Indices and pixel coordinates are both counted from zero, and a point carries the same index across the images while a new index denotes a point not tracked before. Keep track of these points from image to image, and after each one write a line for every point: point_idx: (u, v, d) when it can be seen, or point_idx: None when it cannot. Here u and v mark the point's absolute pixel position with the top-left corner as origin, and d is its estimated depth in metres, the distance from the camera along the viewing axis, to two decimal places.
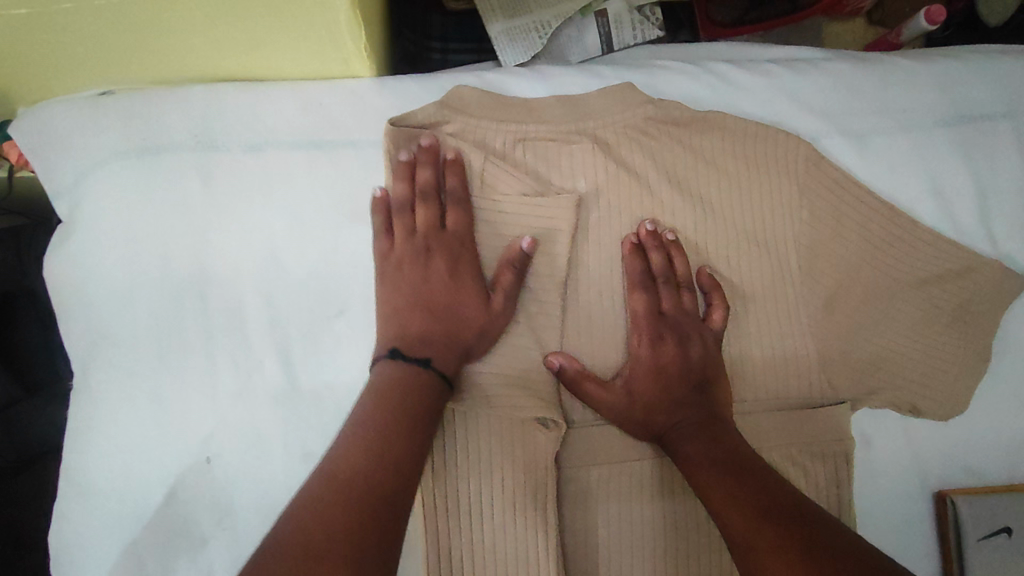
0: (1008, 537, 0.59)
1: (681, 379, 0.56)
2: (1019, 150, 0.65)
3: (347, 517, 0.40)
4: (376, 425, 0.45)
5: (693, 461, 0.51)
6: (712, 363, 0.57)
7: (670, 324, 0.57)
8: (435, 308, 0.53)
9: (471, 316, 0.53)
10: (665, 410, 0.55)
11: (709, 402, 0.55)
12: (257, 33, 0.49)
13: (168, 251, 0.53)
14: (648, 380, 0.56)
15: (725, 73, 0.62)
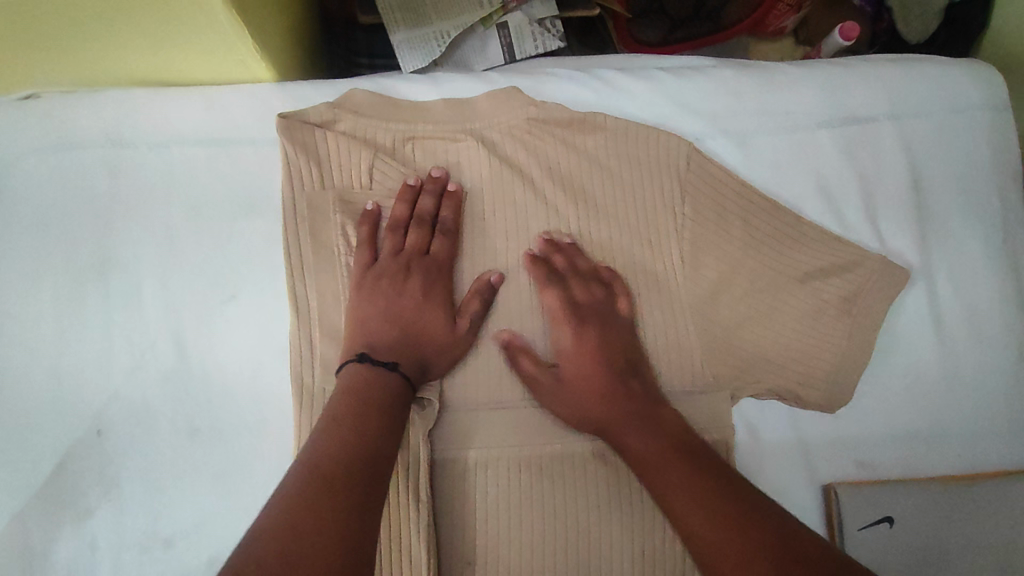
0: (889, 527, 0.60)
1: (610, 371, 0.58)
2: (903, 150, 0.67)
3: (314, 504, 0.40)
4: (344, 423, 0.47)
5: (643, 458, 0.53)
6: (632, 355, 0.59)
7: (589, 319, 0.59)
8: (380, 292, 0.57)
9: (406, 293, 0.57)
10: (595, 401, 0.57)
11: (640, 395, 0.57)
12: (154, 40, 0.53)
13: (73, 238, 0.58)
14: (569, 372, 0.58)
15: (611, 78, 0.65)
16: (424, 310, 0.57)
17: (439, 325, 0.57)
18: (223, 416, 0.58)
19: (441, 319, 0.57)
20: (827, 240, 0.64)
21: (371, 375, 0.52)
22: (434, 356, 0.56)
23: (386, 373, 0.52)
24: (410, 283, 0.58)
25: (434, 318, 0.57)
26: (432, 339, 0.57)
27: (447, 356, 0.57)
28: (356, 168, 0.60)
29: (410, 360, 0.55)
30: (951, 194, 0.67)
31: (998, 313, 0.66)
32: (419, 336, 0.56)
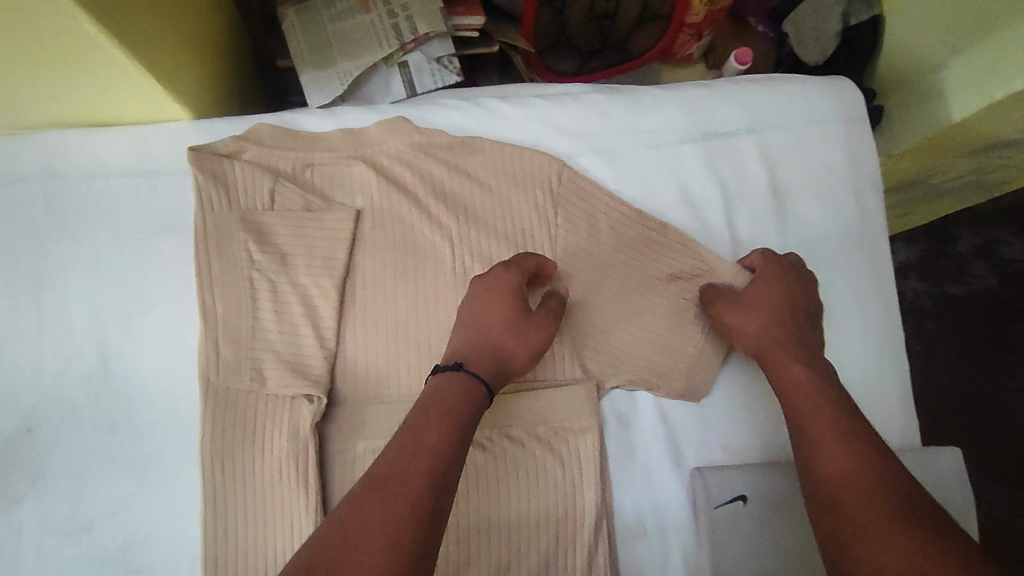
0: (744, 504, 0.65)
1: (780, 314, 0.67)
2: (761, 162, 0.74)
3: (378, 519, 0.45)
4: (420, 429, 0.52)
5: (796, 393, 0.62)
6: (794, 303, 0.68)
7: (766, 275, 0.69)
8: (481, 323, 0.63)
9: (488, 309, 0.64)
10: (762, 338, 0.66)
11: (804, 333, 0.66)
12: (76, 87, 0.62)
13: (11, 258, 0.66)
14: (752, 316, 0.67)
15: (491, 106, 0.73)
16: (516, 322, 0.64)
17: (531, 332, 0.64)
18: (138, 414, 0.65)
19: (529, 322, 0.64)
20: (692, 245, 0.71)
21: (459, 381, 0.58)
22: (518, 355, 0.63)
23: (470, 380, 0.58)
24: (491, 301, 0.64)
25: (517, 327, 0.63)
26: (523, 344, 0.63)
27: (532, 356, 0.64)
28: (260, 192, 0.68)
29: (485, 364, 0.61)
30: (808, 202, 0.74)
31: (851, 309, 0.73)
32: (501, 342, 0.63)
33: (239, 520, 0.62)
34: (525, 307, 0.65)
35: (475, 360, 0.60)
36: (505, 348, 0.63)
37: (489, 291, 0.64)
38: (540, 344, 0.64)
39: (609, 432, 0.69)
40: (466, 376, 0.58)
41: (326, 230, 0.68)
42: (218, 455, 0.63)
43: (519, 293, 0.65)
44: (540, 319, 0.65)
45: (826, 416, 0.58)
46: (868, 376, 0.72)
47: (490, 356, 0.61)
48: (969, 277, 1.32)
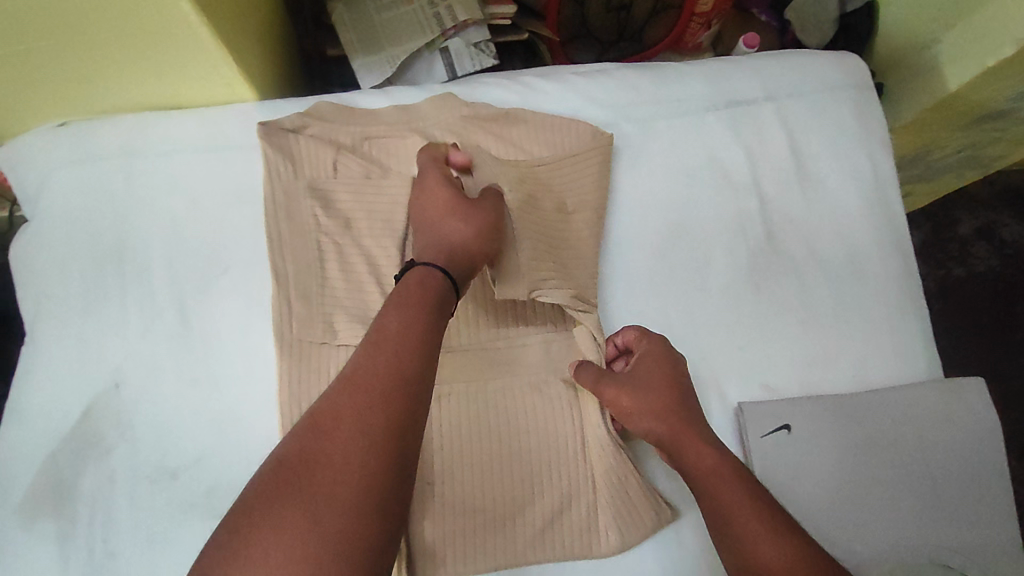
0: (788, 433, 0.70)
1: (675, 397, 0.66)
2: (781, 126, 0.80)
3: (355, 415, 0.46)
4: (394, 325, 0.52)
5: (709, 478, 0.61)
6: (682, 380, 0.68)
7: (650, 356, 0.68)
8: (432, 213, 0.67)
9: (433, 195, 0.68)
10: (666, 427, 0.64)
11: (689, 414, 0.65)
12: (158, 66, 0.69)
13: (98, 230, 0.72)
14: (644, 398, 0.66)
15: (531, 82, 0.80)
16: (459, 207, 0.66)
17: (474, 212, 0.66)
18: (217, 368, 0.69)
19: (472, 207, 0.67)
20: (716, 204, 0.78)
21: (422, 276, 0.59)
22: (472, 237, 0.64)
23: (430, 269, 0.60)
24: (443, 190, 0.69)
25: (459, 210, 0.66)
26: (473, 223, 0.65)
27: (485, 234, 0.65)
28: (324, 163, 0.74)
29: (447, 256, 0.62)
30: (825, 159, 0.80)
31: (873, 257, 0.78)
32: (452, 229, 0.65)
33: None
34: (465, 196, 0.68)
35: (434, 253, 0.62)
36: (456, 235, 0.64)
37: (440, 185, 0.69)
38: (491, 222, 0.66)
39: None
40: (428, 270, 0.60)
41: (386, 194, 0.73)
42: (297, 403, 0.68)
43: (454, 187, 0.69)
44: (481, 200, 0.68)
45: (736, 492, 0.59)
46: (894, 318, 0.77)
47: (444, 248, 0.63)
48: (970, 260, 1.43)
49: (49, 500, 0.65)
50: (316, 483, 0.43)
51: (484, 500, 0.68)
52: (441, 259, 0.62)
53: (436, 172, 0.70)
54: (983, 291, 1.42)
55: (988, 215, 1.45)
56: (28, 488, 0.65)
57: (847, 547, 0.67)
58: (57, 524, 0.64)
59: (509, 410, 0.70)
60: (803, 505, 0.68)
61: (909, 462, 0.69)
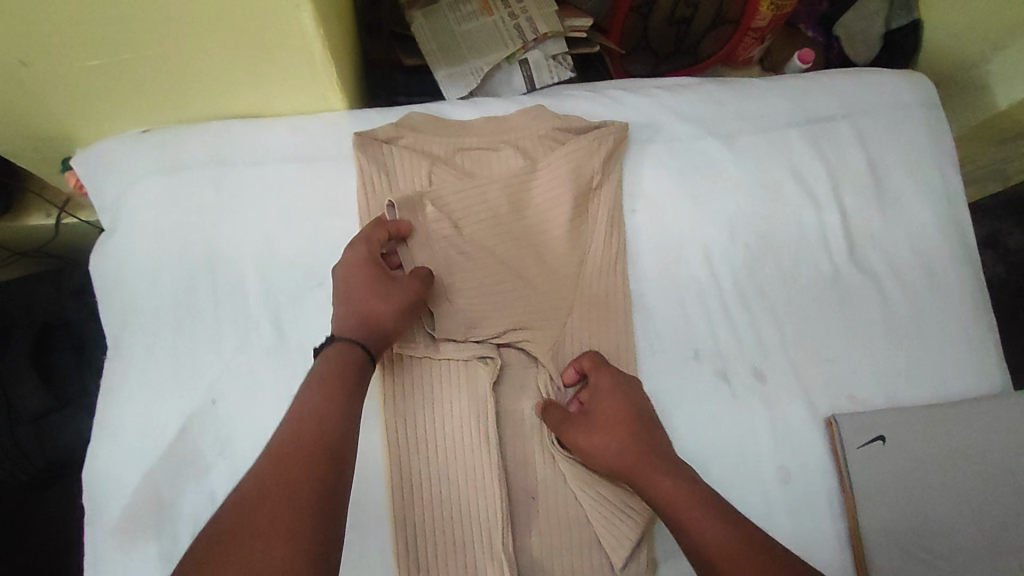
0: (882, 444, 0.71)
1: (631, 428, 0.65)
2: (858, 141, 0.82)
3: (276, 488, 0.49)
4: (315, 401, 0.56)
5: (673, 503, 0.61)
6: (640, 410, 0.66)
7: (602, 389, 0.67)
8: (350, 289, 0.64)
9: (352, 275, 0.65)
10: (623, 458, 0.64)
11: (646, 443, 0.65)
12: (256, 73, 0.67)
13: (187, 242, 0.70)
14: (602, 437, 0.65)
15: (617, 96, 0.81)
16: (377, 289, 0.64)
17: (393, 293, 0.63)
18: None
19: (390, 287, 0.64)
20: (800, 218, 0.79)
21: (334, 355, 0.60)
22: (390, 317, 0.63)
23: (340, 346, 0.61)
24: (367, 266, 0.65)
25: (376, 291, 0.63)
26: (390, 307, 0.63)
27: (404, 313, 0.64)
28: (419, 174, 0.73)
29: (361, 329, 0.62)
30: (901, 175, 0.82)
31: (950, 271, 0.80)
32: (367, 307, 0.63)
33: (423, 480, 0.66)
34: (384, 274, 0.65)
35: (344, 329, 0.62)
36: (372, 311, 0.63)
37: (360, 261, 0.65)
38: (410, 301, 0.64)
39: (745, 386, 0.73)
40: (340, 348, 0.61)
41: (484, 205, 0.73)
42: (400, 420, 0.66)
43: (376, 263, 0.65)
44: (402, 279, 0.65)
45: (704, 515, 0.60)
46: (976, 329, 0.78)
47: (360, 326, 0.62)
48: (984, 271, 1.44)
49: (148, 521, 0.63)
50: (243, 549, 0.46)
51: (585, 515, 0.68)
52: (353, 336, 0.62)
53: (361, 251, 0.66)
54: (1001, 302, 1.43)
55: (992, 224, 1.45)
56: (124, 509, 0.63)
57: (943, 553, 0.68)
58: (158, 545, 0.63)
59: None
60: (898, 514, 0.69)
61: (996, 487, 0.69)
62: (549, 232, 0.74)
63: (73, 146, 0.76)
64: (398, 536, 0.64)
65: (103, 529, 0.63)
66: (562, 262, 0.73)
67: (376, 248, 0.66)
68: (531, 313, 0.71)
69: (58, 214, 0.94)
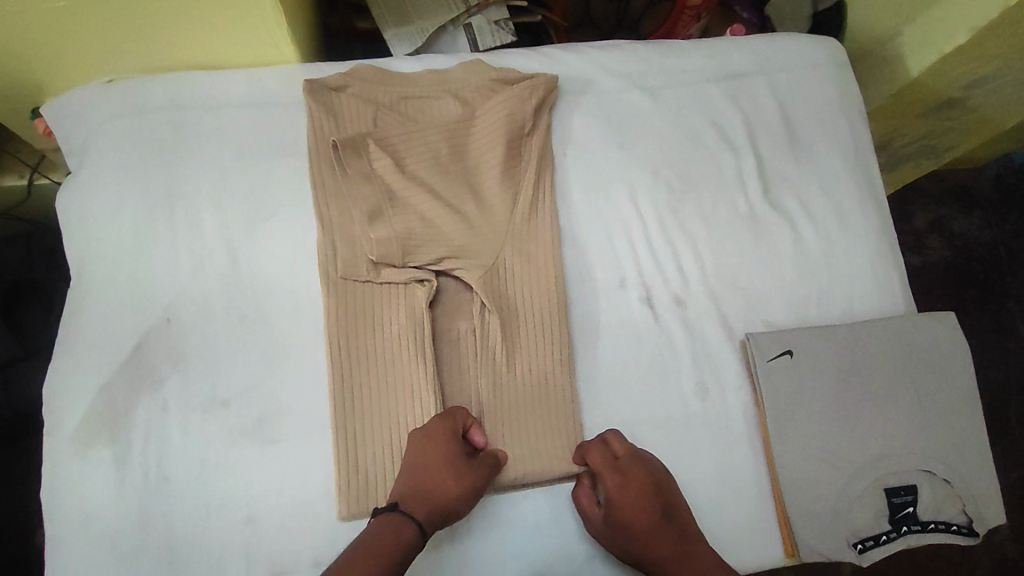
0: (791, 358, 0.77)
1: (650, 524, 0.67)
2: (773, 96, 0.90)
3: None
4: (377, 547, 0.59)
5: None
6: (664, 496, 0.69)
7: (623, 486, 0.69)
8: (430, 464, 0.66)
9: (435, 423, 0.68)
10: (651, 552, 0.67)
11: (667, 536, 0.67)
12: (213, 23, 0.73)
13: (147, 178, 0.75)
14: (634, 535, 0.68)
15: (551, 53, 0.88)
16: (453, 465, 0.66)
17: (467, 478, 0.67)
18: (266, 308, 0.73)
19: (466, 468, 0.67)
20: (719, 164, 0.86)
21: (393, 522, 0.62)
22: (453, 494, 0.66)
23: (399, 515, 0.63)
24: (456, 441, 0.68)
25: (453, 468, 0.66)
26: (456, 488, 0.66)
27: (467, 495, 0.67)
28: (364, 119, 0.79)
29: (424, 507, 0.64)
30: (812, 126, 0.90)
31: (858, 212, 0.87)
32: (439, 485, 0.65)
33: (363, 392, 0.71)
34: (464, 458, 0.67)
35: (408, 498, 0.65)
36: (441, 489, 0.65)
37: (445, 436, 0.67)
38: (478, 485, 0.68)
39: (668, 312, 0.80)
40: (399, 516, 0.63)
41: (424, 144, 0.77)
42: (342, 338, 0.72)
43: (458, 439, 0.68)
44: (478, 463, 0.69)
45: None
46: (879, 263, 0.85)
47: (422, 495, 0.65)
48: (924, 250, 1.48)
49: (104, 429, 0.67)
50: None
51: (518, 422, 0.73)
52: (411, 506, 0.64)
53: (450, 425, 0.68)
54: (943, 280, 1.46)
55: (936, 209, 1.51)
56: (82, 417, 0.68)
57: (847, 455, 0.74)
58: (112, 450, 0.67)
59: (536, 339, 0.76)
60: (808, 422, 0.75)
61: (892, 395, 0.76)
62: (484, 174, 0.79)
63: (44, 94, 0.81)
64: (339, 438, 0.69)
65: (61, 437, 0.67)
66: (496, 201, 0.78)
67: (463, 418, 0.70)
68: (465, 246, 0.76)
69: (31, 174, 0.99)
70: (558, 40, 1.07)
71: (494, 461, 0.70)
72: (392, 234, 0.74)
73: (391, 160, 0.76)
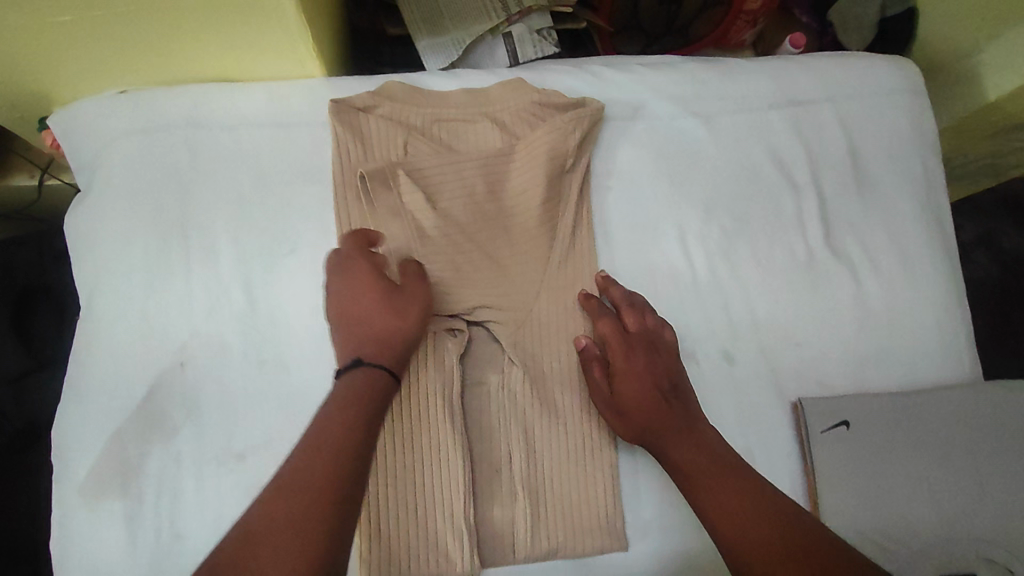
0: (847, 430, 0.72)
1: (651, 395, 0.65)
2: (841, 126, 0.82)
3: (279, 521, 0.46)
4: (338, 416, 0.53)
5: (690, 470, 0.61)
6: (666, 374, 0.67)
7: (623, 366, 0.66)
8: (357, 315, 0.61)
9: (359, 267, 0.63)
10: (641, 421, 0.65)
11: (666, 407, 0.64)
12: (233, 37, 0.67)
13: (160, 204, 0.70)
14: (625, 397, 0.65)
15: (599, 72, 0.80)
16: (393, 304, 0.61)
17: (408, 310, 0.62)
18: (287, 352, 0.68)
19: (395, 291, 0.63)
20: (776, 202, 0.79)
21: (365, 377, 0.57)
22: (410, 331, 0.61)
23: (369, 371, 0.57)
24: (356, 268, 0.63)
25: (392, 305, 0.61)
26: (409, 320, 0.62)
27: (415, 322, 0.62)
28: (395, 143, 0.73)
29: (393, 354, 0.59)
30: (882, 161, 0.82)
31: (926, 260, 0.79)
32: (394, 330, 0.60)
33: (386, 450, 0.66)
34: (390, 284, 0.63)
35: (369, 348, 0.59)
36: (397, 332, 0.60)
37: (365, 280, 0.62)
38: (421, 310, 0.63)
39: (714, 368, 0.74)
40: (367, 372, 0.57)
41: (459, 178, 0.71)
42: None
43: (380, 274, 0.63)
44: (411, 291, 0.63)
45: (730, 491, 0.58)
46: (945, 319, 0.78)
47: (381, 340, 0.59)
48: (969, 264, 1.39)
49: (114, 482, 0.64)
50: None
51: (552, 484, 0.68)
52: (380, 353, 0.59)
53: (367, 267, 0.64)
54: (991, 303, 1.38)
55: (987, 223, 1.41)
56: (92, 466, 0.64)
57: (901, 537, 0.68)
58: (123, 503, 0.63)
59: (570, 396, 0.70)
60: (859, 496, 0.70)
61: (952, 470, 0.70)
62: (520, 209, 0.73)
63: (50, 104, 0.75)
64: (360, 502, 0.64)
65: (70, 487, 0.64)
66: (532, 241, 0.72)
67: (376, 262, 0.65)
68: (499, 292, 0.70)
69: (41, 175, 0.94)
70: (609, 50, 1.00)
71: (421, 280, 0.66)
72: (420, 278, 0.68)
73: (423, 192, 0.70)
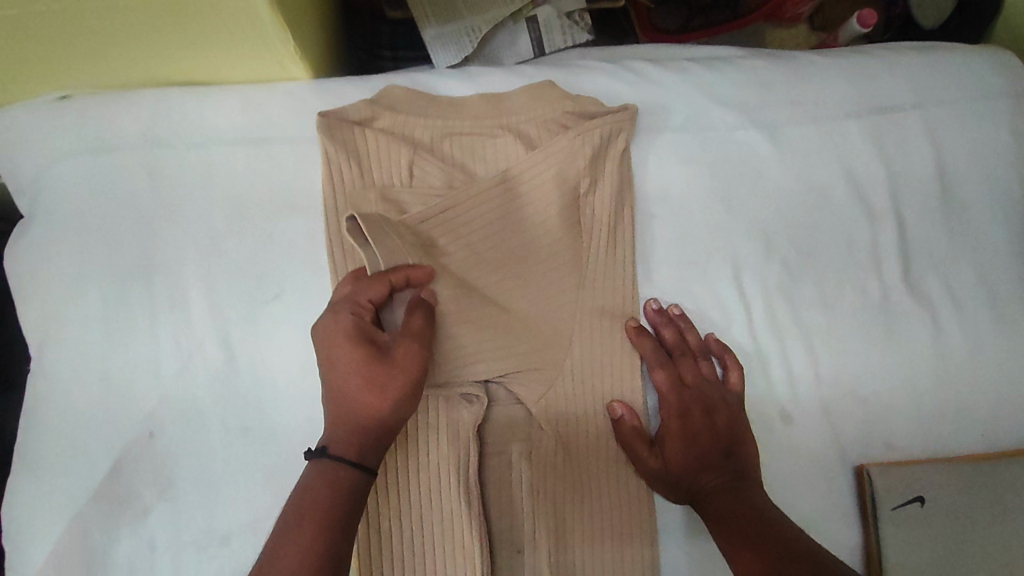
0: (920, 506, 0.62)
1: (704, 452, 0.58)
2: (929, 139, 0.68)
3: None
4: (326, 484, 0.47)
5: (729, 521, 0.52)
6: (725, 428, 0.59)
7: (674, 424, 0.60)
8: (337, 392, 0.50)
9: (340, 324, 0.51)
10: (691, 479, 0.57)
11: (718, 463, 0.57)
12: (193, 37, 0.54)
13: (117, 239, 0.58)
14: (675, 454, 0.59)
15: (643, 71, 0.67)
16: (373, 377, 0.50)
17: (392, 382, 0.50)
18: (273, 419, 0.58)
19: (385, 359, 0.50)
20: (848, 231, 0.67)
21: (327, 470, 0.48)
22: (391, 417, 0.50)
23: (335, 465, 0.48)
24: (340, 323, 0.51)
25: (375, 383, 0.50)
26: (391, 403, 0.50)
27: (404, 406, 0.51)
28: (396, 163, 0.60)
29: (371, 445, 0.50)
30: (974, 181, 0.69)
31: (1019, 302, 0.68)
32: (375, 414, 0.50)
33: (393, 536, 0.57)
34: (375, 348, 0.51)
35: (342, 433, 0.50)
36: (376, 415, 0.50)
37: (346, 344, 0.51)
38: (413, 384, 0.51)
39: (768, 429, 0.64)
40: (336, 463, 0.48)
41: (474, 205, 0.59)
42: None
43: (365, 334, 0.51)
44: (398, 356, 0.51)
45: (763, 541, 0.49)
46: None
47: (355, 427, 0.50)
48: None
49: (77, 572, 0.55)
50: None
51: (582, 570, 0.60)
52: (349, 445, 0.49)
53: (348, 320, 0.51)
54: None
55: None
56: (49, 555, 0.55)
57: None
58: None
59: (604, 468, 0.61)
60: None
61: None
62: (546, 245, 0.61)
63: None
64: None
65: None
66: (562, 285, 0.61)
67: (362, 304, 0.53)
68: (522, 347, 0.60)
69: None
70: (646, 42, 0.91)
71: (429, 331, 0.53)
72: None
73: (434, 229, 0.58)
